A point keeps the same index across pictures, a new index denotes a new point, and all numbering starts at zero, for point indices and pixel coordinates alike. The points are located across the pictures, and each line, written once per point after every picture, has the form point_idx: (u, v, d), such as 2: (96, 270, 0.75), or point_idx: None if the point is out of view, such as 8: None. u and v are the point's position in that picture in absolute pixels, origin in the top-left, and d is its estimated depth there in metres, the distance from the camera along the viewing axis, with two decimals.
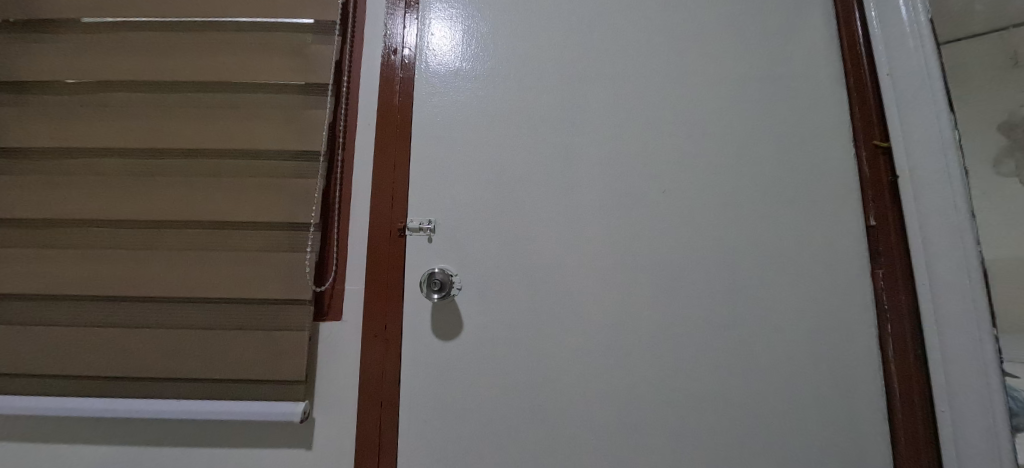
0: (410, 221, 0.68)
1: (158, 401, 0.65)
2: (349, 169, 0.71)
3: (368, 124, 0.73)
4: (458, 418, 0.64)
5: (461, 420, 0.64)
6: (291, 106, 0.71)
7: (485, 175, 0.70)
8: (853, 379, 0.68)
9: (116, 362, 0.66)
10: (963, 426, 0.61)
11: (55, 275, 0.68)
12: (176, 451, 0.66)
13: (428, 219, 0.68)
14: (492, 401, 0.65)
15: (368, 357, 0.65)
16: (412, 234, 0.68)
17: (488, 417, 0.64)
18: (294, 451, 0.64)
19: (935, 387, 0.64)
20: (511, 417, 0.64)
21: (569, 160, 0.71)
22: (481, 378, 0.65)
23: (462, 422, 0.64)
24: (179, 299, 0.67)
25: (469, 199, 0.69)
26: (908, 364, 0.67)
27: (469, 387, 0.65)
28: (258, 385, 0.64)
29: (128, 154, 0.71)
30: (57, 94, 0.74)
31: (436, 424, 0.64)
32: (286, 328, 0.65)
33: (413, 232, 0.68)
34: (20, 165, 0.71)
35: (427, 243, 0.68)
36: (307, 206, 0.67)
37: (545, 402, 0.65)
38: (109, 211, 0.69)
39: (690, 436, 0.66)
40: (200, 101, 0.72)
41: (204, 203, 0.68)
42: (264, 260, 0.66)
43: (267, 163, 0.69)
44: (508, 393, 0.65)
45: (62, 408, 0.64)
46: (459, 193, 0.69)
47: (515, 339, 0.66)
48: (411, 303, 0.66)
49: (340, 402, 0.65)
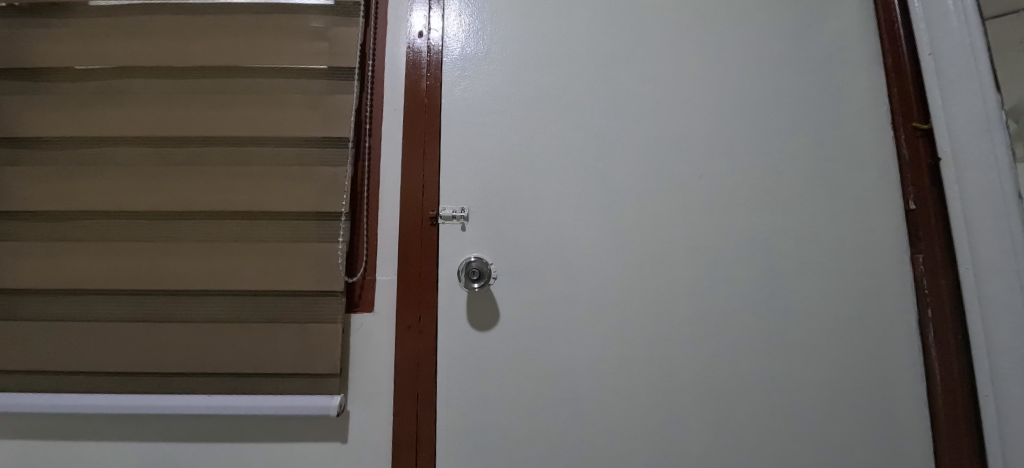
0: (443, 209, 0.66)
1: (189, 397, 0.63)
2: (376, 157, 0.69)
3: (394, 110, 0.70)
4: (496, 409, 0.63)
5: (500, 412, 0.63)
6: (314, 91, 0.68)
7: (518, 162, 0.68)
8: (891, 364, 0.68)
9: (144, 357, 0.64)
10: (1007, 416, 0.59)
11: (74, 268, 0.66)
12: (209, 447, 0.65)
13: (460, 207, 0.66)
14: (530, 392, 0.63)
15: (403, 349, 0.64)
16: (445, 223, 0.66)
17: (526, 408, 0.63)
18: (329, 445, 0.63)
19: (978, 374, 0.62)
20: (551, 409, 0.63)
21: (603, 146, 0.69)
22: (519, 369, 0.64)
23: (501, 414, 0.63)
24: (205, 292, 0.65)
25: (502, 186, 0.67)
26: (949, 350, 0.66)
27: (507, 378, 0.63)
28: (290, 379, 0.63)
29: (146, 143, 0.68)
30: (67, 80, 0.71)
31: (475, 415, 0.63)
32: (317, 320, 0.63)
33: (445, 220, 0.66)
34: (32, 155, 0.69)
35: (460, 232, 0.66)
36: (335, 195, 0.65)
37: (585, 393, 0.64)
38: (130, 202, 0.67)
39: (731, 426, 0.65)
40: (218, 86, 0.69)
41: (229, 193, 0.66)
42: (293, 251, 0.64)
43: (292, 151, 0.66)
44: (546, 384, 0.64)
45: (91, 405, 0.63)
46: (491, 181, 0.67)
47: (552, 330, 0.65)
48: (446, 293, 0.65)
49: (375, 395, 0.64)
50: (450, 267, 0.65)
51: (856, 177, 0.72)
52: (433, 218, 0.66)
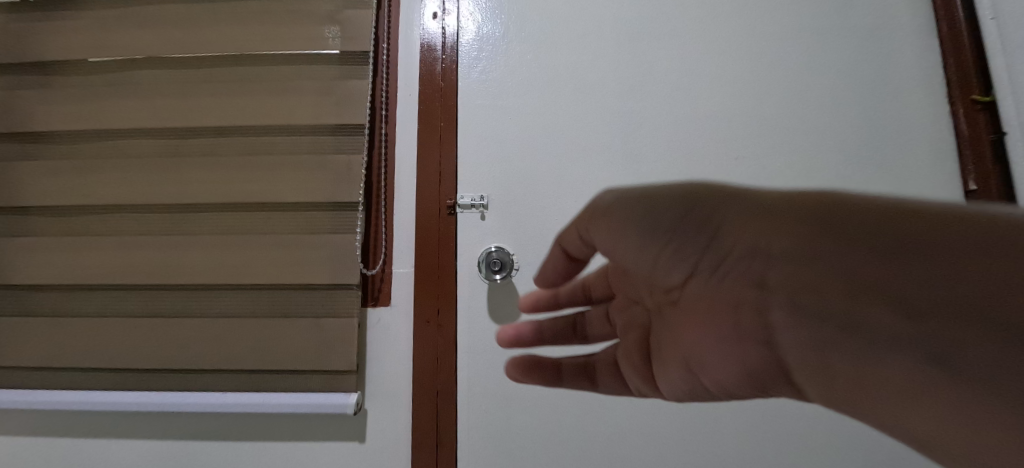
0: (461, 197, 0.63)
1: (204, 394, 0.61)
2: (391, 144, 0.66)
3: (409, 95, 0.67)
4: (520, 408, 0.60)
5: (524, 410, 0.60)
6: (326, 77, 0.65)
7: (539, 148, 0.64)
8: None
9: (159, 354, 0.63)
10: None
11: (88, 263, 0.64)
12: (226, 445, 0.63)
13: (479, 194, 0.63)
14: (556, 390, 0.60)
15: (423, 344, 0.61)
16: (464, 212, 0.63)
17: (552, 407, 0.60)
18: (347, 445, 0.61)
19: None
20: (579, 407, 0.60)
21: (629, 129, 0.65)
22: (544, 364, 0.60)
23: (525, 413, 0.60)
24: (219, 286, 0.63)
25: (523, 173, 0.64)
26: None
27: (532, 374, 0.60)
28: (305, 377, 0.60)
29: (158, 135, 0.67)
30: (79, 73, 0.70)
31: (498, 414, 0.60)
32: (333, 314, 0.60)
33: (464, 209, 0.63)
34: (46, 150, 0.68)
35: (480, 221, 0.63)
36: (349, 184, 0.62)
37: (616, 391, 0.60)
38: (143, 195, 0.65)
39: (777, 429, 0.60)
40: (229, 75, 0.67)
41: (242, 184, 0.64)
42: (307, 243, 0.62)
43: (305, 140, 0.64)
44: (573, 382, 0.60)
45: (107, 403, 0.61)
46: (512, 168, 0.64)
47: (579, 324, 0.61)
48: (465, 285, 0.62)
49: (394, 392, 0.61)
50: (469, 258, 0.62)
51: (909, 156, 0.66)
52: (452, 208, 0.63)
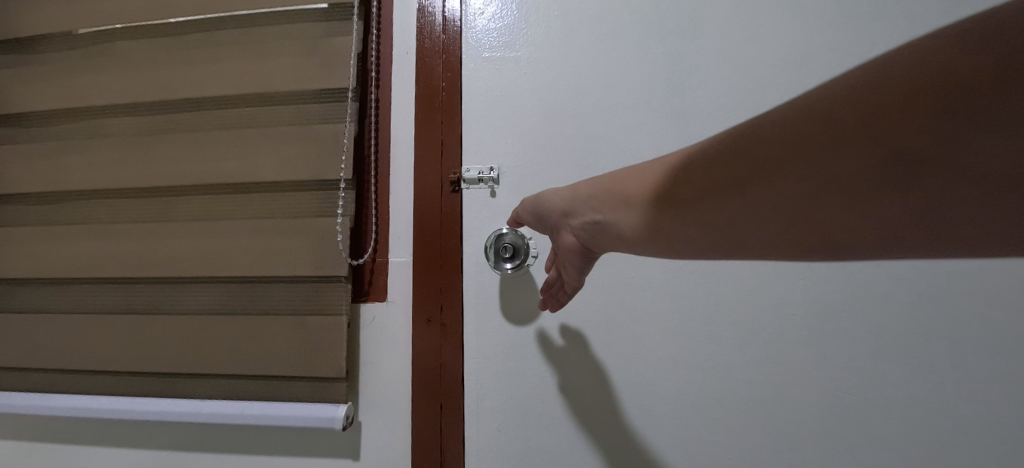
0: (467, 170, 0.53)
1: (183, 401, 0.55)
2: (386, 112, 0.57)
3: (405, 53, 0.57)
4: (540, 424, 0.49)
5: (546, 430, 0.49)
6: (310, 35, 0.56)
7: (560, 108, 0.53)
8: None
9: (137, 354, 0.57)
10: None
11: (65, 255, 0.59)
12: (210, 456, 0.56)
13: (488, 167, 0.53)
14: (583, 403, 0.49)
15: (423, 347, 0.51)
16: (470, 188, 0.53)
17: (579, 425, 0.48)
18: (339, 462, 0.52)
19: None
20: (615, 430, 0.48)
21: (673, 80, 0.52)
22: (569, 375, 0.49)
23: (546, 430, 0.49)
24: (198, 279, 0.56)
25: (540, 140, 0.53)
26: None
27: (554, 386, 0.49)
28: (290, 384, 0.52)
29: (134, 111, 0.60)
30: (55, 49, 0.64)
31: (513, 431, 0.49)
32: (319, 311, 0.52)
33: (470, 185, 0.53)
34: (25, 133, 0.63)
35: (489, 199, 0.52)
36: (336, 159, 0.53)
37: (661, 410, 0.48)
38: (119, 179, 0.59)
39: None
40: (206, 40, 0.59)
41: (220, 163, 0.56)
42: (289, 230, 0.53)
43: (287, 109, 0.55)
44: (604, 394, 0.48)
45: (85, 408, 0.56)
46: (526, 134, 0.53)
47: (611, 324, 0.49)
48: (473, 276, 0.52)
49: (391, 403, 0.52)
50: (477, 244, 0.52)
51: None
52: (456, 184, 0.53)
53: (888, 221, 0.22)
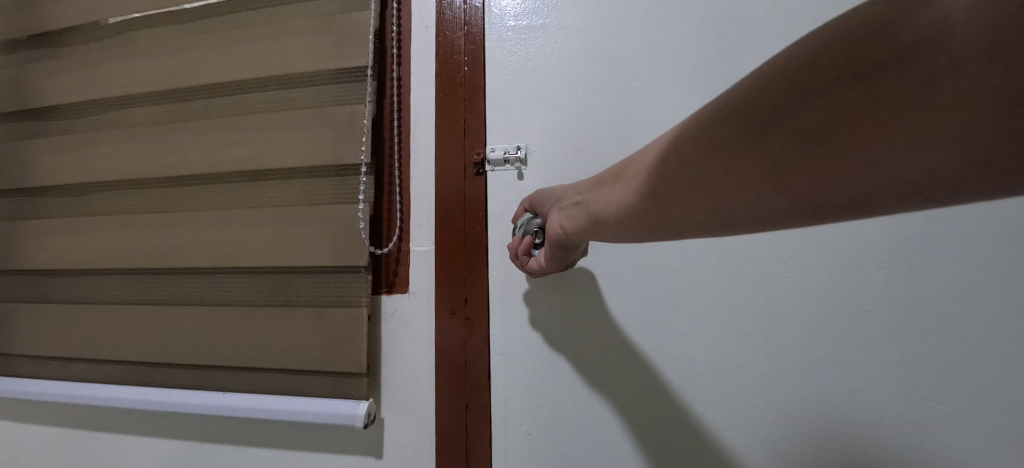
0: (491, 150, 0.49)
1: (208, 394, 0.54)
2: (406, 92, 0.53)
3: (425, 27, 0.53)
4: (574, 424, 0.45)
5: (580, 432, 0.45)
6: (325, 12, 0.53)
7: (593, 78, 0.48)
8: None
9: (164, 346, 0.56)
10: None
11: (96, 246, 0.59)
12: (236, 449, 0.56)
13: (514, 145, 0.49)
14: (623, 401, 0.45)
15: (447, 343, 0.48)
16: (495, 169, 0.49)
17: (617, 428, 0.45)
18: (362, 461, 0.50)
19: None
20: (657, 433, 0.44)
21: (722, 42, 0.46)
22: (606, 373, 0.46)
23: (581, 430, 0.45)
24: (219, 270, 0.55)
25: (572, 115, 0.48)
26: None
27: (589, 384, 0.46)
28: (311, 378, 0.50)
29: (155, 101, 0.59)
30: (81, 41, 0.64)
31: (544, 429, 0.46)
32: (339, 303, 0.49)
33: (495, 166, 0.49)
34: (55, 127, 0.63)
35: (517, 182, 0.49)
36: (354, 142, 0.50)
37: (708, 413, 0.44)
38: (143, 170, 0.59)
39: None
40: (222, 25, 0.58)
41: (238, 149, 0.55)
42: (308, 218, 0.51)
43: (304, 92, 0.53)
44: (646, 395, 0.45)
45: (116, 399, 0.56)
46: (556, 108, 0.48)
47: (652, 319, 0.45)
48: (501, 265, 0.48)
49: (415, 400, 0.49)
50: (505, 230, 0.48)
51: None
52: (480, 164, 0.49)
53: (778, 201, 0.22)
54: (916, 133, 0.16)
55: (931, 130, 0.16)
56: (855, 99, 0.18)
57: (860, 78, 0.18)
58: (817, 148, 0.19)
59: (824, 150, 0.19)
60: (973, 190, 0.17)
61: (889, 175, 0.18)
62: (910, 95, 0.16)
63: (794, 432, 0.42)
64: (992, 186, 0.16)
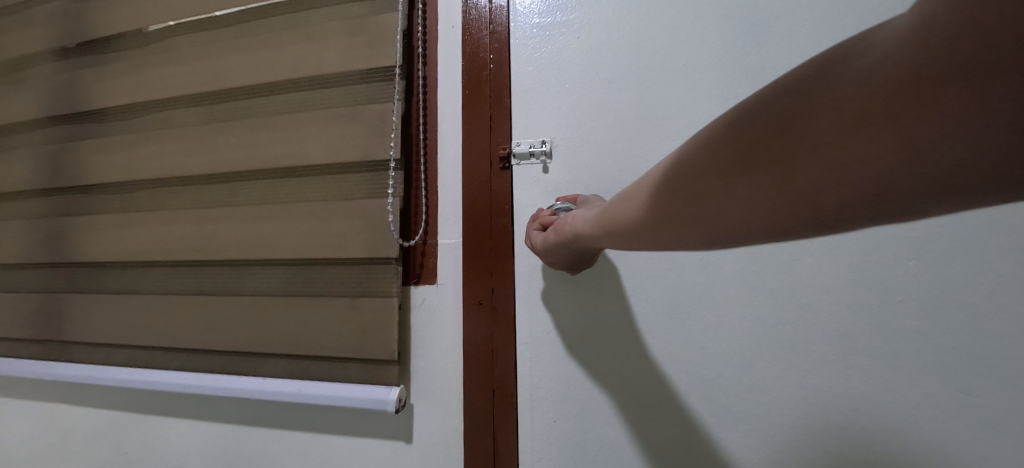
0: (517, 145, 0.50)
1: (248, 379, 0.57)
2: (432, 89, 0.55)
3: (451, 26, 0.55)
4: (598, 412, 0.47)
5: (601, 419, 0.46)
6: (355, 15, 0.55)
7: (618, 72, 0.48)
8: None
9: (206, 334, 0.60)
10: None
11: (145, 240, 0.63)
12: (274, 432, 0.59)
13: (540, 140, 0.50)
14: (642, 391, 0.46)
15: (474, 333, 0.50)
16: (521, 164, 0.50)
17: (635, 416, 0.46)
18: (393, 444, 0.52)
19: None
20: (677, 423, 0.45)
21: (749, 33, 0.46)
22: (625, 362, 0.46)
23: (605, 419, 0.46)
24: (258, 262, 0.58)
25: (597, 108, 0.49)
26: None
27: (609, 374, 0.47)
28: (345, 365, 0.52)
29: (196, 103, 0.63)
30: (127, 48, 0.68)
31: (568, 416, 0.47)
32: (370, 293, 0.51)
33: (521, 161, 0.50)
34: (105, 129, 0.68)
35: (542, 176, 0.50)
36: (384, 138, 0.52)
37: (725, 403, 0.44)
38: (185, 168, 0.62)
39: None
40: (258, 29, 0.60)
41: (275, 147, 0.57)
42: (340, 212, 0.53)
43: (335, 91, 0.55)
44: (664, 385, 0.46)
45: (165, 383, 0.60)
46: (581, 102, 0.49)
47: (672, 310, 0.46)
48: (527, 256, 0.49)
49: (443, 387, 0.51)
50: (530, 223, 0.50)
51: None
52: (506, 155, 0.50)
53: (740, 201, 0.22)
54: (871, 132, 0.17)
55: (911, 124, 0.16)
56: (816, 104, 0.18)
57: (824, 85, 0.18)
58: (776, 146, 0.20)
59: (780, 148, 0.19)
60: (924, 186, 0.17)
61: (844, 170, 0.18)
62: (880, 93, 0.16)
63: (819, 422, 0.42)
64: (934, 177, 0.16)
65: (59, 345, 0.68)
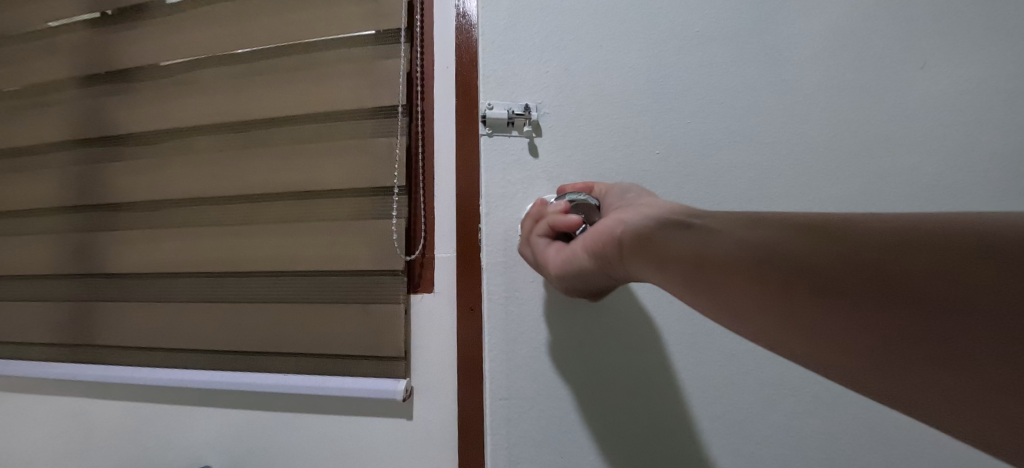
0: (496, 111, 0.53)
1: (271, 375, 0.65)
2: (430, 123, 0.65)
3: (446, 69, 0.65)
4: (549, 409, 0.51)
5: (552, 416, 0.51)
6: (363, 59, 0.63)
7: (614, 96, 0.55)
8: None
9: (230, 336, 0.67)
10: None
11: (170, 253, 0.71)
12: (293, 420, 0.67)
13: (517, 107, 0.53)
14: (591, 385, 0.52)
15: (466, 335, 0.58)
16: (498, 138, 0.54)
17: (581, 409, 0.51)
18: (399, 427, 0.62)
19: None
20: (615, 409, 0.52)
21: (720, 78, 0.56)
22: (576, 360, 0.52)
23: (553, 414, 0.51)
24: (277, 273, 0.66)
25: (587, 128, 0.54)
26: None
27: (562, 374, 0.52)
28: (357, 362, 0.61)
29: (217, 130, 0.71)
30: (149, 78, 0.75)
31: (530, 412, 0.51)
32: (379, 300, 0.60)
33: (499, 132, 0.54)
34: (130, 151, 0.75)
35: (529, 161, 0.54)
36: (390, 168, 0.60)
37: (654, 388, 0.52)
38: (208, 189, 0.70)
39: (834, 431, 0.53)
40: (274, 66, 0.68)
41: (291, 172, 0.66)
42: (351, 229, 0.62)
43: (345, 125, 0.63)
44: (609, 379, 0.52)
45: (193, 380, 0.68)
46: (577, 117, 0.54)
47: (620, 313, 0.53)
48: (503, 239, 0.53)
49: (442, 378, 0.60)
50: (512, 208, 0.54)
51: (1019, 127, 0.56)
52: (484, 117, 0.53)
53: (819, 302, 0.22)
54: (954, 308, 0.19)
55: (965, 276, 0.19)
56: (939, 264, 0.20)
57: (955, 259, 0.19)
58: (891, 277, 0.20)
59: (893, 285, 0.20)
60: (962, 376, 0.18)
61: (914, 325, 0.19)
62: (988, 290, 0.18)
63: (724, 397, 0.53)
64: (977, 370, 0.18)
65: (86, 348, 0.75)
